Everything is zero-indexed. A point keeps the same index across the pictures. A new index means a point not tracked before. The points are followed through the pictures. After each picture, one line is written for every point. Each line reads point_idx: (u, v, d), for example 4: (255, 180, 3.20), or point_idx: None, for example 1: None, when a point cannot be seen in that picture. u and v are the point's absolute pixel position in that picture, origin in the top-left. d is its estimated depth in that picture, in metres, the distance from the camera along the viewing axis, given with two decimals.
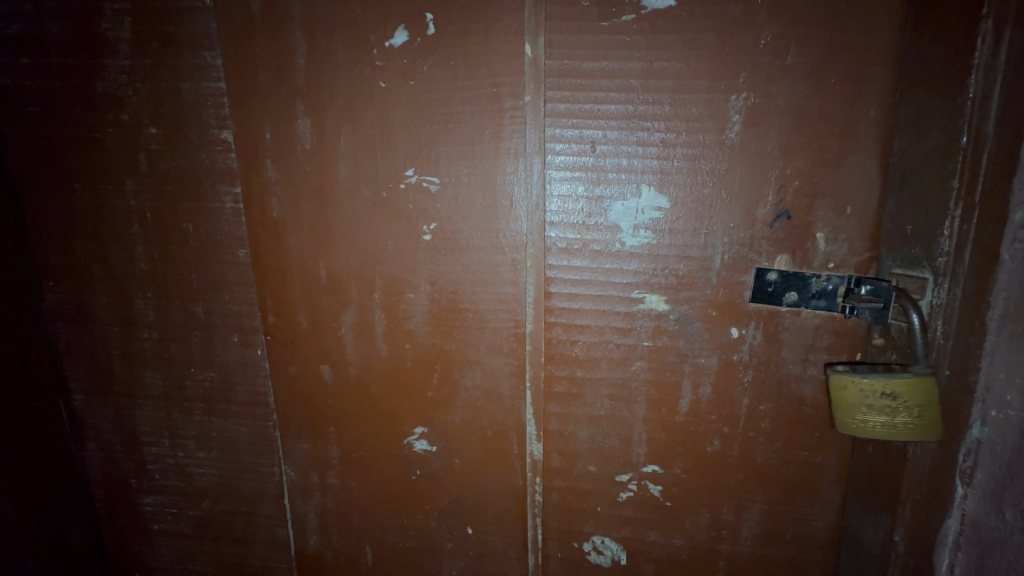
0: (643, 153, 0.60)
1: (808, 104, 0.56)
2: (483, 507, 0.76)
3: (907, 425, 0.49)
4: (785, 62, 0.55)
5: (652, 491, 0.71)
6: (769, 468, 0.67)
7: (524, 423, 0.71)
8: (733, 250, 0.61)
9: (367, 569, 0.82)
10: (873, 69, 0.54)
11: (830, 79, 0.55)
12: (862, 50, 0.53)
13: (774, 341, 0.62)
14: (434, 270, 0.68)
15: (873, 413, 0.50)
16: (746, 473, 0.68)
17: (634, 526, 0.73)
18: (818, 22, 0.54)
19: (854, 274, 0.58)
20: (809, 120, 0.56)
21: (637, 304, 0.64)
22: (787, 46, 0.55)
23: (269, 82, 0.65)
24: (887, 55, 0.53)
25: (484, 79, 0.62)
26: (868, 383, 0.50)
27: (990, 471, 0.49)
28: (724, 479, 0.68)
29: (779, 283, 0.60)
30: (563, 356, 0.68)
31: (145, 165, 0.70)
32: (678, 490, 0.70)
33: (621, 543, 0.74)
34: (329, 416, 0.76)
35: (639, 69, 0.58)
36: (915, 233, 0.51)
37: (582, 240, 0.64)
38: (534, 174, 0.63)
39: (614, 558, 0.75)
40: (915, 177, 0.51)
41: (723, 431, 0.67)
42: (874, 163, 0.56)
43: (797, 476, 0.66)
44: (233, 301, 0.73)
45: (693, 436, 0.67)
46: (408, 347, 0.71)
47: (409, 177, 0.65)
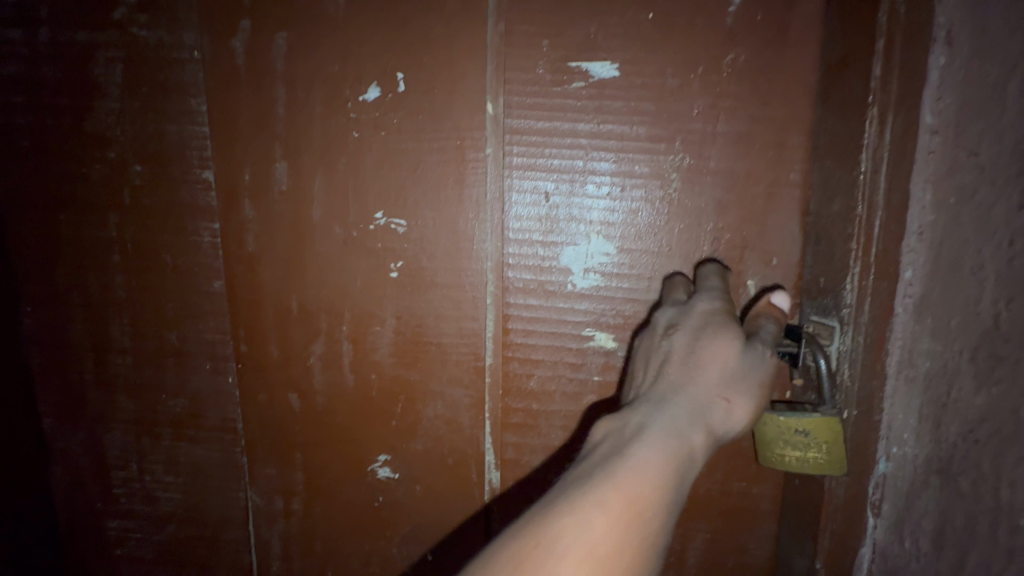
0: (592, 204, 0.66)
1: (736, 165, 0.62)
2: (444, 533, 0.79)
3: (816, 460, 0.53)
4: (716, 129, 0.62)
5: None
6: (710, 498, 0.71)
7: (482, 452, 0.75)
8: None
9: None
10: (792, 138, 0.61)
11: (755, 145, 0.62)
12: (782, 122, 0.61)
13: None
14: (399, 305, 0.72)
15: (789, 447, 0.55)
16: (690, 502, 0.71)
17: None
18: (742, 96, 0.61)
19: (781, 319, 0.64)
20: (738, 180, 0.63)
21: (586, 341, 0.69)
22: (717, 114, 0.62)
23: (249, 128, 0.70)
24: (803, 127, 0.61)
25: (449, 132, 0.67)
26: (783, 421, 0.54)
27: (893, 501, 0.55)
28: None
29: None
30: (519, 389, 0.72)
31: (129, 200, 0.74)
32: None
33: None
34: (296, 442, 0.78)
35: (588, 129, 0.65)
36: (826, 283, 0.57)
37: (538, 280, 0.69)
38: (494, 219, 0.69)
39: None
40: (825, 236, 0.58)
41: None
42: (796, 221, 0.62)
43: (737, 506, 0.71)
44: (207, 331, 0.77)
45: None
46: (373, 378, 0.75)
47: (379, 219, 0.70)
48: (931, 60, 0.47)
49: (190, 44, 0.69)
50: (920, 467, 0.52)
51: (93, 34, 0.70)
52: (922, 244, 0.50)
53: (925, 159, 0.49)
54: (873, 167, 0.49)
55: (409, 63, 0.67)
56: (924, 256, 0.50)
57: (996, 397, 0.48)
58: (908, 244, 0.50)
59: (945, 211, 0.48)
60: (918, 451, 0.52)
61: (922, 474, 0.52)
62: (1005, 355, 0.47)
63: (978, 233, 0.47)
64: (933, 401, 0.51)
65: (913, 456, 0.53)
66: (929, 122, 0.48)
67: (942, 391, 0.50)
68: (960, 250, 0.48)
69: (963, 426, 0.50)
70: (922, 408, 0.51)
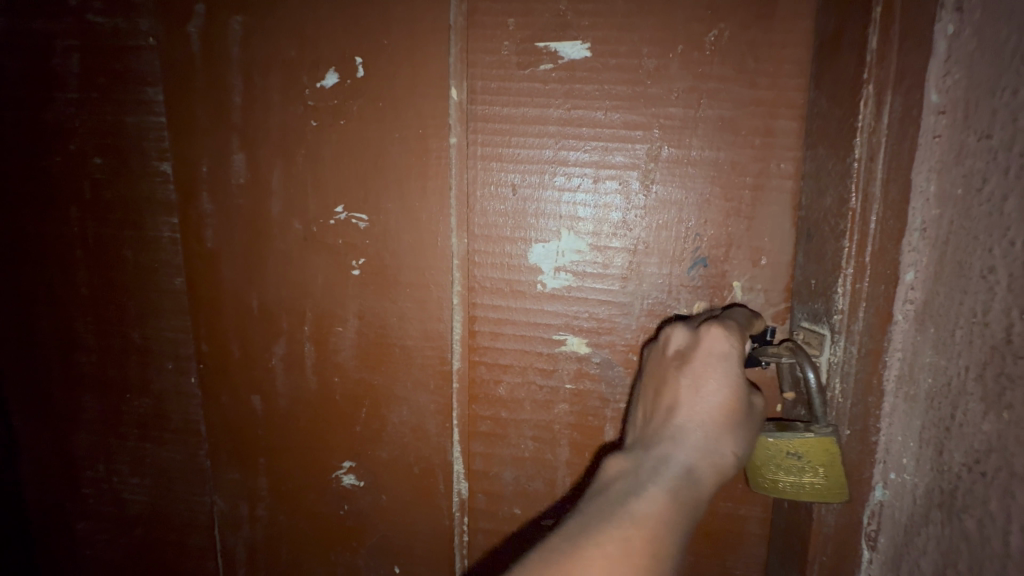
0: (562, 198, 0.61)
1: (721, 154, 0.56)
2: (411, 545, 0.74)
3: (812, 486, 0.46)
4: (697, 114, 0.56)
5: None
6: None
7: (450, 462, 0.70)
8: (651, 295, 0.61)
9: None
10: (783, 123, 0.55)
11: (741, 131, 0.56)
12: (771, 105, 0.55)
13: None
14: (362, 305, 0.68)
15: (782, 472, 0.48)
16: None
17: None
18: (727, 76, 0.55)
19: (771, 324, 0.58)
20: (723, 170, 0.57)
21: (558, 346, 0.64)
22: (699, 98, 0.56)
23: (207, 118, 0.67)
24: (795, 111, 0.54)
25: (410, 121, 0.63)
26: (772, 442, 0.48)
27: (891, 536, 0.47)
28: None
29: None
30: (487, 396, 0.68)
31: (89, 195, 0.71)
32: None
33: None
34: (260, 446, 0.75)
35: (557, 117, 0.59)
36: (818, 286, 0.51)
37: (506, 279, 0.64)
38: (459, 214, 0.64)
39: None
40: (817, 232, 0.51)
41: None
42: (788, 217, 0.56)
43: (722, 528, 0.64)
44: (169, 329, 0.74)
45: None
46: (336, 381, 0.71)
47: (339, 213, 0.67)
48: (936, 30, 0.41)
49: (146, 29, 0.66)
50: (917, 500, 0.44)
51: (51, 23, 0.67)
52: (925, 242, 0.43)
53: (929, 145, 0.42)
54: (868, 153, 0.45)
55: (369, 47, 0.62)
56: (928, 256, 0.43)
57: (1004, 424, 0.36)
58: (909, 242, 0.44)
59: (951, 204, 0.41)
60: (916, 481, 0.45)
61: (923, 511, 0.44)
62: (1012, 375, 0.35)
63: (987, 221, 0.38)
64: (934, 423, 0.42)
65: (912, 485, 0.45)
66: (934, 102, 0.41)
67: (942, 413, 0.42)
68: (964, 244, 0.40)
69: (969, 457, 0.39)
70: (922, 431, 0.44)
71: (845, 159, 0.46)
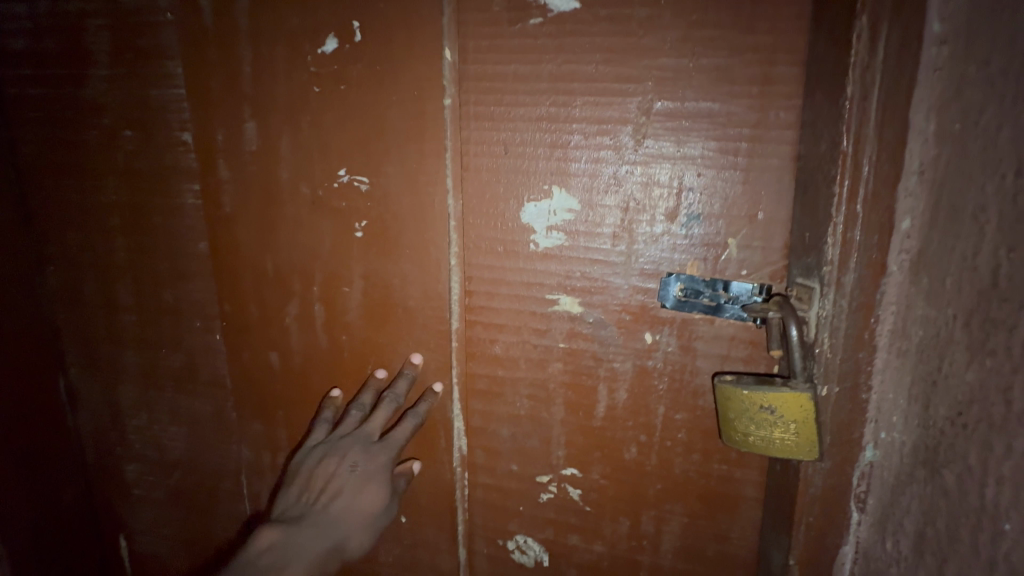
0: (554, 156, 0.61)
1: (715, 105, 0.54)
2: (416, 497, 0.78)
3: (783, 441, 0.43)
4: (690, 65, 0.54)
5: (571, 495, 0.70)
6: (687, 480, 0.65)
7: (450, 418, 0.73)
8: (645, 254, 0.60)
9: None
10: (781, 69, 0.52)
11: (737, 80, 0.53)
12: (769, 51, 0.52)
13: (687, 349, 0.61)
14: (366, 266, 0.71)
15: (754, 428, 0.44)
16: (664, 481, 0.66)
17: (556, 529, 0.72)
18: (722, 22, 0.53)
19: (767, 283, 0.56)
20: (717, 122, 0.55)
21: (551, 306, 0.65)
22: (692, 47, 0.54)
23: (220, 89, 0.71)
24: (794, 55, 0.51)
25: (406, 83, 0.64)
26: (746, 395, 0.44)
27: (879, 496, 0.46)
28: (643, 487, 0.67)
29: (689, 289, 0.59)
30: (484, 354, 0.69)
31: (122, 165, 0.78)
32: (597, 495, 0.69)
33: (543, 544, 0.73)
34: (277, 399, 0.81)
35: (548, 73, 0.59)
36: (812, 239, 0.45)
37: (500, 240, 0.65)
38: (454, 175, 0.65)
39: (537, 559, 0.74)
40: (812, 180, 0.49)
41: (640, 438, 0.65)
42: (787, 169, 0.54)
43: (716, 490, 0.64)
44: (197, 290, 0.80)
45: (612, 442, 0.67)
46: (344, 339, 0.75)
47: (343, 177, 0.69)
48: None
49: (164, 6, 0.70)
50: (905, 458, 0.43)
51: (82, 4, 0.73)
52: (922, 185, 0.41)
53: (929, 79, 0.39)
54: (862, 93, 0.38)
55: (365, 11, 0.64)
56: (925, 201, 0.41)
57: (987, 372, 0.34)
58: (906, 186, 0.41)
59: (950, 141, 0.39)
60: (906, 439, 0.43)
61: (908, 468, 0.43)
62: (997, 319, 0.34)
63: (980, 156, 0.36)
64: (923, 377, 0.41)
65: (900, 444, 0.44)
66: (935, 32, 0.39)
67: (930, 363, 0.40)
68: (960, 184, 0.37)
69: (952, 410, 0.38)
70: (912, 387, 0.42)
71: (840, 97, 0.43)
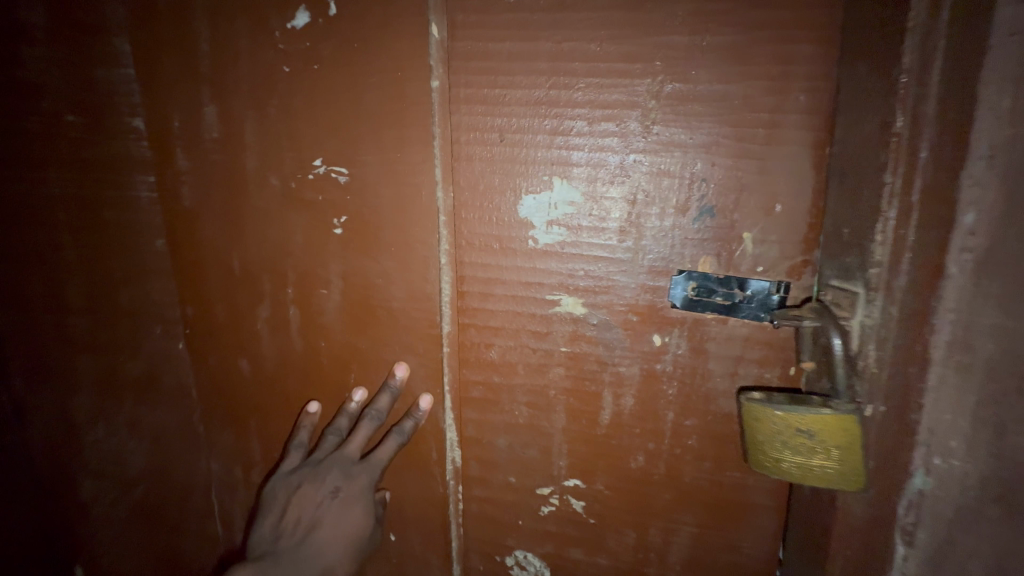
0: (554, 144, 0.55)
1: (731, 87, 0.50)
2: (405, 514, 0.72)
3: (822, 468, 0.43)
4: (704, 42, 0.49)
5: (574, 507, 0.66)
6: (698, 489, 0.61)
7: (442, 429, 0.67)
8: (653, 250, 0.55)
9: None
10: (803, 47, 0.48)
11: (755, 59, 0.49)
12: (789, 27, 0.47)
13: (699, 352, 0.57)
14: (346, 266, 0.65)
15: (788, 452, 0.45)
16: (674, 491, 0.62)
17: (557, 543, 0.68)
18: None
19: (786, 279, 0.52)
20: (732, 106, 0.50)
21: (552, 307, 0.60)
22: (706, 23, 0.49)
23: (174, 68, 0.63)
24: (817, 32, 0.47)
25: (387, 63, 0.58)
26: (780, 416, 0.45)
27: (932, 530, 0.40)
28: (650, 497, 0.63)
29: (702, 288, 0.55)
30: (478, 360, 0.64)
31: (59, 159, 0.64)
32: (601, 506, 0.65)
33: (544, 559, 0.69)
34: (250, 410, 0.74)
35: (547, 52, 0.53)
36: (851, 235, 0.45)
37: (494, 236, 0.60)
38: (443, 165, 0.59)
39: (538, 574, 0.70)
40: (851, 167, 0.45)
41: (647, 446, 0.61)
42: (808, 157, 0.50)
43: (729, 499, 0.60)
44: (158, 292, 0.73)
45: (617, 451, 0.62)
46: (323, 345, 0.69)
47: (318, 167, 0.62)
48: None
49: None
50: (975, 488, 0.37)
51: None
52: (992, 174, 0.33)
53: (1002, 46, 0.31)
54: (922, 61, 0.36)
55: None
56: (995, 188, 0.33)
57: None
58: (969, 173, 0.34)
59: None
60: (974, 466, 0.37)
61: (976, 500, 0.37)
62: None
63: None
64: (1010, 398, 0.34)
65: (966, 472, 0.37)
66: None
67: (1010, 388, 0.34)
68: None
69: None
70: (981, 409, 0.36)
71: (892, 74, 0.39)
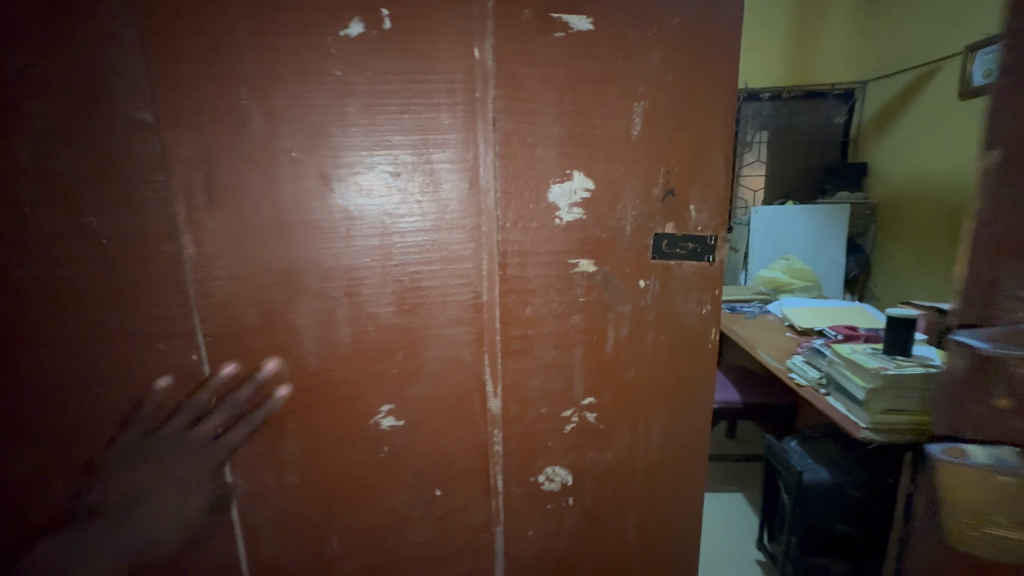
0: (566, 153, 0.81)
1: (680, 113, 0.84)
2: (449, 469, 0.89)
3: None
4: (667, 80, 0.82)
5: (589, 418, 0.94)
6: (666, 381, 0.96)
7: (483, 383, 0.87)
8: (637, 221, 0.86)
9: (331, 557, 0.88)
10: (715, 92, 0.84)
11: (695, 96, 0.83)
12: (708, 79, 0.83)
13: (666, 287, 0.90)
14: (396, 254, 0.78)
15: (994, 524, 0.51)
16: (652, 386, 0.95)
17: (577, 452, 0.95)
18: (685, 52, 0.81)
19: (714, 233, 0.89)
20: (681, 126, 0.84)
21: (572, 269, 0.85)
22: (667, 70, 0.81)
23: (198, 66, 0.66)
24: (723, 83, 0.84)
25: (438, 75, 0.73)
26: (1005, 486, 0.50)
27: None
28: (638, 394, 0.95)
29: (670, 244, 0.88)
30: (517, 318, 0.85)
31: (29, 147, 0.64)
32: (607, 410, 0.94)
33: (569, 466, 0.95)
34: (293, 400, 0.79)
35: (566, 82, 0.79)
36: None
37: (527, 218, 0.81)
38: (486, 162, 0.78)
39: (563, 481, 0.96)
40: None
41: (636, 358, 0.92)
42: (719, 158, 0.87)
43: (682, 381, 0.97)
44: (158, 303, 0.71)
45: (616, 369, 0.92)
46: (371, 332, 0.79)
47: (367, 161, 0.73)
48: None
49: None
50: None
51: None
52: None
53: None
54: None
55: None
56: None
57: None
58: None
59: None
60: None
61: None
62: None
63: None
64: None
65: None
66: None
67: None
68: None
69: None
70: None
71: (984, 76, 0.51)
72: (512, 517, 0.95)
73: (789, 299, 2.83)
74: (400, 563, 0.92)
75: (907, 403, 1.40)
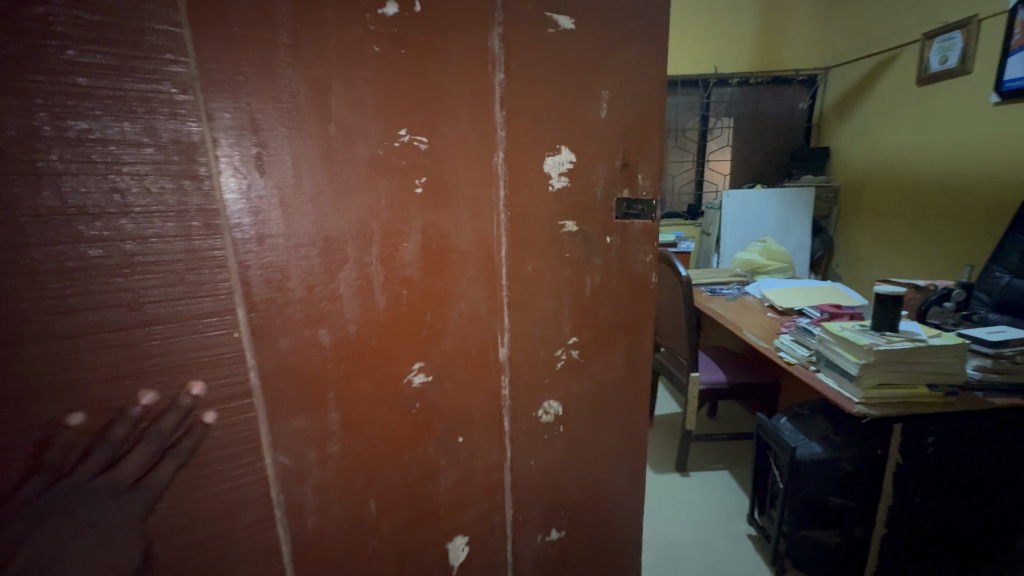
0: (563, 125, 0.89)
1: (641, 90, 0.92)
2: (471, 417, 0.98)
3: None
4: (636, 67, 0.91)
5: (573, 355, 1.03)
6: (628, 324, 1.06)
7: (496, 334, 0.96)
8: (606, 186, 0.94)
9: (371, 518, 0.94)
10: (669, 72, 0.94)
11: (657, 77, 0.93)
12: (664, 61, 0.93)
13: (625, 242, 0.99)
14: (425, 222, 0.85)
15: None
16: (624, 333, 1.06)
17: (567, 389, 1.04)
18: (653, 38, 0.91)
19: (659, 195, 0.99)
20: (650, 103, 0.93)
21: (559, 230, 0.94)
22: (635, 54, 0.90)
23: (244, 37, 0.68)
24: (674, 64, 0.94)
25: (462, 53, 0.81)
26: None
27: None
28: (613, 340, 1.05)
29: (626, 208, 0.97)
30: (523, 274, 0.95)
31: (68, 127, 0.61)
32: (588, 354, 1.04)
33: (561, 401, 1.05)
34: (339, 367, 0.84)
35: (562, 62, 0.87)
36: None
37: (534, 185, 0.90)
38: (499, 135, 0.87)
39: (555, 412, 1.05)
40: None
41: (613, 308, 1.03)
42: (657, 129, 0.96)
43: (639, 325, 1.07)
44: (205, 279, 0.73)
45: (593, 313, 1.01)
46: (404, 295, 0.86)
47: (403, 136, 0.80)
48: None
49: None
50: None
51: None
52: None
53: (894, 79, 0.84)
54: None
55: None
56: None
57: None
58: None
59: None
60: None
61: None
62: None
63: None
64: None
65: None
66: None
67: None
68: None
69: None
70: None
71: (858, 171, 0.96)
72: (520, 456, 1.05)
73: (765, 282, 2.97)
74: (432, 513, 1.00)
75: (897, 377, 1.56)
